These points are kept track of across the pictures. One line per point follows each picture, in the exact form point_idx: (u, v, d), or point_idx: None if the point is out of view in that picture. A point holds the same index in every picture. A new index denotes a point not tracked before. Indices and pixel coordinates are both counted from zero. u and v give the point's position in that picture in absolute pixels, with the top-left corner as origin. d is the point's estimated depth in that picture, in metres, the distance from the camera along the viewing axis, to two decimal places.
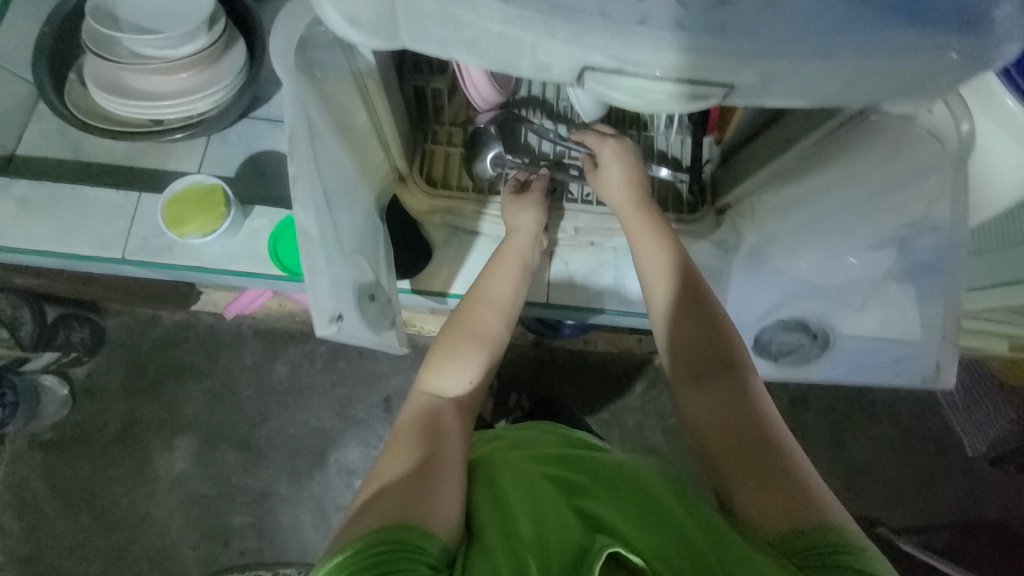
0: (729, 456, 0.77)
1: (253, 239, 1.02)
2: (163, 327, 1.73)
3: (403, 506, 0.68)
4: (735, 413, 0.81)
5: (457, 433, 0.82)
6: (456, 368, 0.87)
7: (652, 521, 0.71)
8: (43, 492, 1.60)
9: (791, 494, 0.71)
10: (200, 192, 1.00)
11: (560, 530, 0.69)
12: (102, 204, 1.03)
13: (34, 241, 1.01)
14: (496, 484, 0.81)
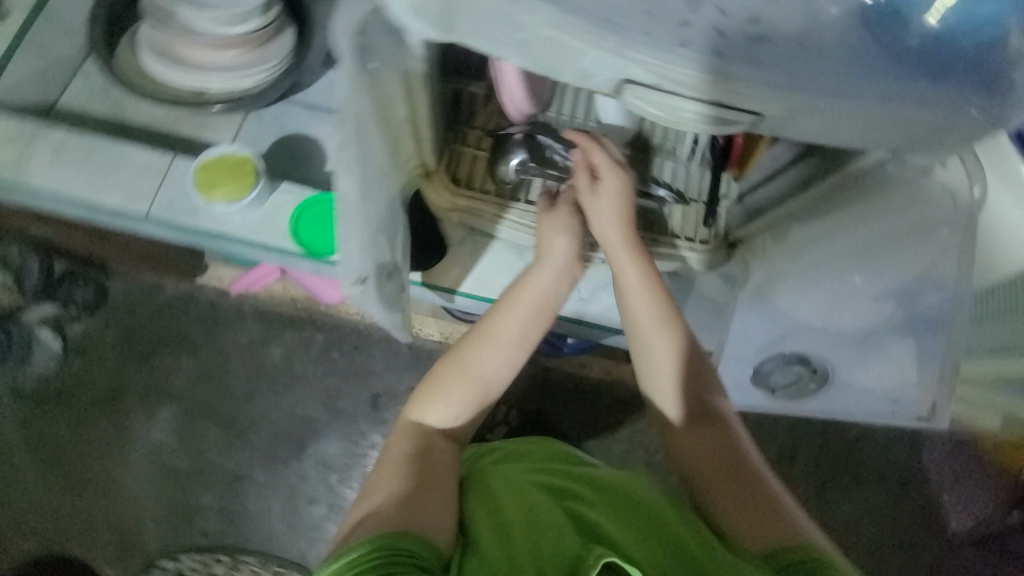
0: (719, 484, 0.89)
1: (277, 214, 1.03)
2: (164, 295, 1.72)
3: (400, 519, 0.78)
4: (709, 441, 0.94)
5: (444, 458, 0.92)
6: (435, 404, 0.96)
7: (634, 540, 0.79)
8: (18, 445, 1.58)
9: (759, 507, 0.85)
10: (231, 164, 1.02)
11: (551, 542, 0.76)
12: (137, 160, 1.05)
13: (63, 188, 1.02)
14: (490, 496, 0.88)
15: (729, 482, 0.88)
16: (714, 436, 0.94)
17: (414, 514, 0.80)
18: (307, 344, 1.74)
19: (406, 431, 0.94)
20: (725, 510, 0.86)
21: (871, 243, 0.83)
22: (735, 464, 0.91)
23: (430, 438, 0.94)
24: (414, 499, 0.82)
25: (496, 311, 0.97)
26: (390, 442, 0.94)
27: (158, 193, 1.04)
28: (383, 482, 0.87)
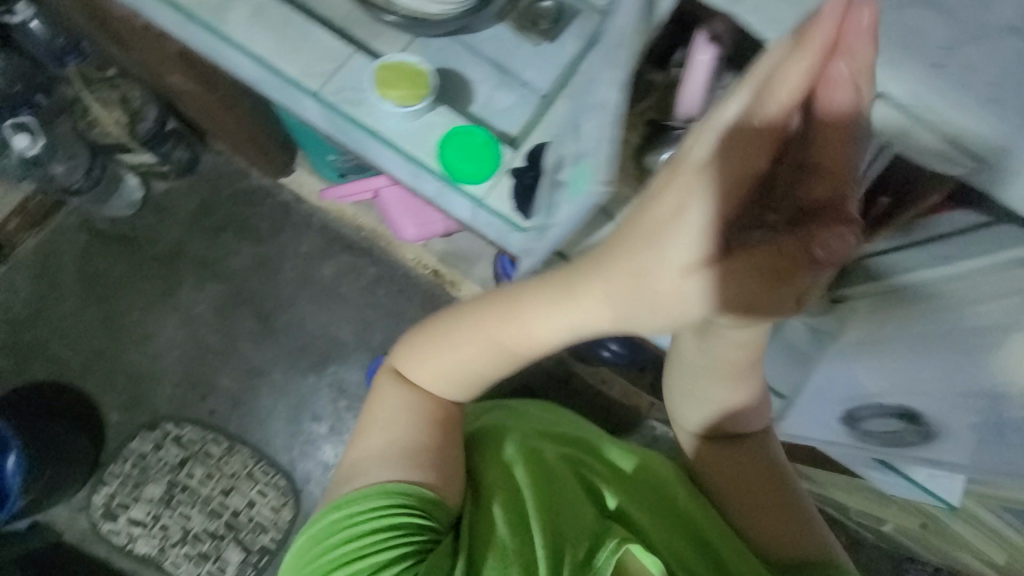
0: (729, 487, 0.88)
1: (425, 139, 0.87)
2: (247, 182, 1.78)
3: (403, 473, 0.81)
4: (740, 464, 0.88)
5: (429, 433, 0.84)
6: (427, 371, 0.84)
7: (657, 526, 0.87)
8: (71, 272, 1.64)
9: (794, 529, 0.83)
10: (402, 70, 0.87)
11: (574, 514, 0.86)
12: (331, 48, 0.87)
13: (260, 57, 0.86)
14: (500, 463, 0.92)
15: (761, 503, 0.85)
16: (750, 455, 0.87)
17: (434, 480, 0.82)
18: (360, 271, 1.77)
19: (400, 392, 0.86)
20: (759, 528, 0.84)
21: (924, 336, 0.72)
22: (769, 481, 0.86)
23: (439, 405, 0.86)
24: (429, 458, 0.83)
25: (514, 290, 0.72)
26: (381, 401, 0.86)
27: (331, 83, 0.86)
28: (371, 433, 0.85)
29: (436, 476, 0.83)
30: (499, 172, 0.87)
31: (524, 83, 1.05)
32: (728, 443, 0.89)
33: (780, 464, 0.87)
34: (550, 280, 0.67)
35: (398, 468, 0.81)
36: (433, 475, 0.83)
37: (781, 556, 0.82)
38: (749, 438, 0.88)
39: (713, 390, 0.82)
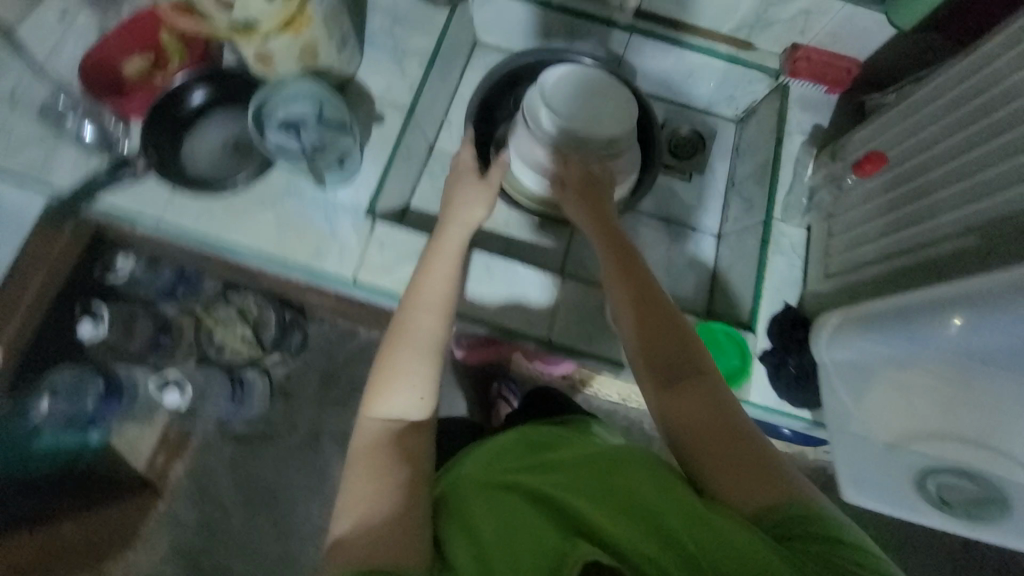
0: (708, 452, 0.56)
1: None
2: (359, 341, 1.60)
3: (362, 558, 0.49)
4: (696, 407, 0.59)
5: (383, 502, 0.53)
6: (396, 384, 0.60)
7: (620, 518, 0.49)
8: (227, 486, 1.50)
9: (756, 472, 0.55)
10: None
11: (538, 528, 0.49)
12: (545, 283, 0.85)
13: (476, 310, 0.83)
14: (465, 510, 0.55)
15: (733, 451, 0.56)
16: (697, 396, 0.59)
17: (376, 521, 0.52)
18: None
19: (404, 399, 0.60)
20: (722, 482, 0.55)
21: None
22: (728, 428, 0.57)
23: (392, 411, 0.60)
24: (366, 486, 0.54)
25: (415, 300, 0.65)
26: (362, 429, 0.59)
27: (556, 318, 0.84)
28: (360, 490, 0.54)
29: (389, 540, 0.50)
30: (754, 363, 0.81)
31: (695, 226, 1.02)
32: (660, 391, 0.61)
33: (727, 394, 0.60)
34: (424, 304, 0.66)
35: (356, 505, 0.53)
36: (386, 534, 0.51)
37: (747, 507, 0.53)
38: (689, 377, 0.61)
39: (633, 335, 0.65)
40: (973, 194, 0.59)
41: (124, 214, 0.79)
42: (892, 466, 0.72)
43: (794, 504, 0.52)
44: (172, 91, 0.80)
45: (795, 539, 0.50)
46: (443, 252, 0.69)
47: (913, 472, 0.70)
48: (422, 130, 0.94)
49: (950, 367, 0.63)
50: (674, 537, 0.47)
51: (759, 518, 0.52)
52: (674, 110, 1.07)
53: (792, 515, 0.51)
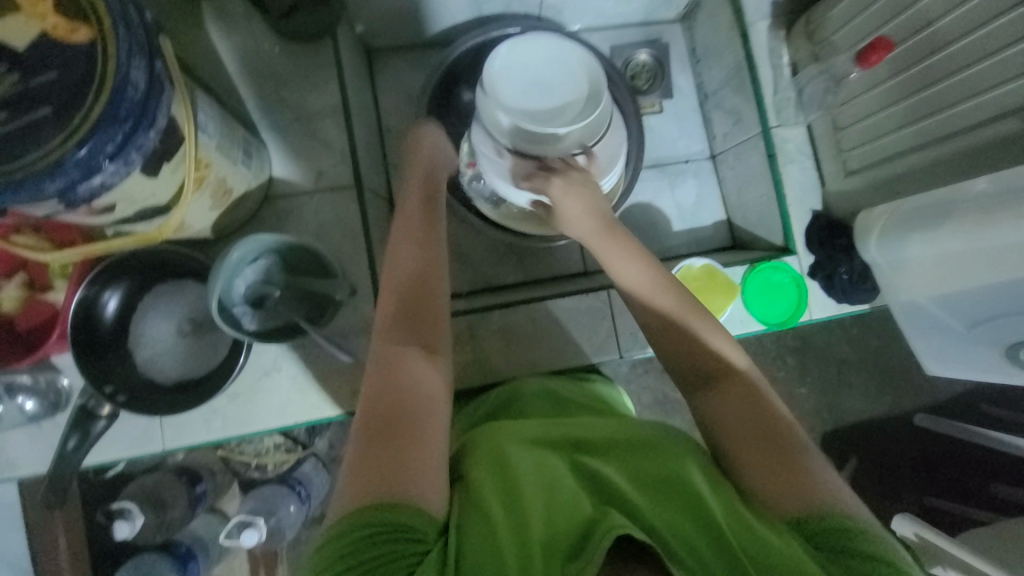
0: (748, 445, 0.53)
1: (739, 315, 0.79)
2: None
3: (380, 469, 0.46)
4: (737, 407, 0.55)
5: (410, 388, 0.51)
6: (404, 273, 0.58)
7: (655, 504, 0.47)
8: None
9: (791, 472, 0.50)
10: (702, 276, 0.79)
11: (576, 497, 0.47)
12: (590, 306, 0.77)
13: (537, 366, 0.76)
14: (500, 447, 0.52)
15: (768, 453, 0.52)
16: (734, 399, 0.55)
17: (397, 468, 0.46)
18: None
19: (433, 369, 0.54)
20: (753, 476, 0.51)
21: None
22: (762, 431, 0.53)
23: (417, 377, 0.52)
24: (382, 456, 0.46)
25: (411, 303, 0.57)
26: (380, 371, 0.52)
27: (616, 333, 0.78)
28: (380, 377, 0.51)
29: (409, 470, 0.46)
30: (807, 283, 0.80)
31: (686, 157, 0.97)
32: (692, 390, 0.58)
33: (768, 395, 0.56)
34: (419, 325, 0.56)
35: (360, 464, 0.47)
36: (393, 462, 0.46)
37: (781, 507, 0.49)
38: (719, 377, 0.57)
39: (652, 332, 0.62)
40: (1001, 72, 0.57)
41: (126, 461, 0.67)
42: (974, 346, 0.70)
43: (836, 516, 0.47)
44: (78, 312, 0.62)
45: (830, 548, 0.46)
46: (417, 273, 0.58)
47: (1001, 348, 0.67)
48: (376, 196, 0.80)
49: (994, 254, 0.59)
50: (705, 515, 0.46)
51: (794, 520, 0.48)
52: (618, 37, 0.95)
53: (827, 525, 0.46)
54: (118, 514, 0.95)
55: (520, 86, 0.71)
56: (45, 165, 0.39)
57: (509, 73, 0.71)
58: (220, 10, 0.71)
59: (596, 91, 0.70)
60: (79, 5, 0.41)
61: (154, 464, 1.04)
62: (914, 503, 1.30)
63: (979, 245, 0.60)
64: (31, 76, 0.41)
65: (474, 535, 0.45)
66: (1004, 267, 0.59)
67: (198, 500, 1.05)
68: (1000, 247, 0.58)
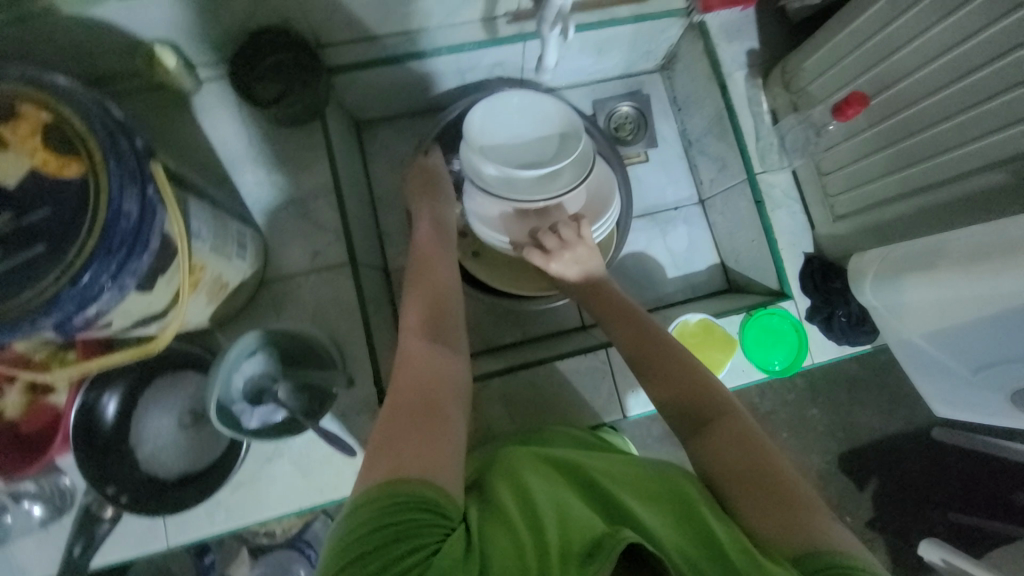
0: (749, 480, 0.50)
1: (739, 365, 0.79)
2: None
3: (405, 444, 0.45)
4: (729, 449, 0.53)
5: (434, 369, 0.53)
6: (425, 285, 0.63)
7: (668, 528, 0.45)
8: None
9: (791, 515, 0.47)
10: (699, 331, 0.79)
11: (588, 518, 0.44)
12: (589, 367, 0.77)
13: None
14: (519, 475, 0.50)
15: (771, 495, 0.49)
16: (731, 436, 0.54)
17: (421, 449, 0.45)
18: None
19: (454, 365, 0.55)
20: (753, 515, 0.49)
21: None
22: (761, 470, 0.51)
23: (440, 369, 0.53)
24: (419, 431, 0.46)
25: (433, 319, 0.59)
26: (405, 363, 0.53)
27: (617, 393, 0.77)
28: (407, 364, 0.53)
29: (434, 448, 0.45)
30: (806, 326, 0.80)
31: (675, 204, 0.98)
32: (690, 434, 0.57)
33: (764, 439, 0.54)
34: (439, 329, 0.58)
35: (383, 447, 0.45)
36: (422, 439, 0.46)
37: (787, 543, 0.45)
38: (721, 417, 0.56)
39: (658, 388, 0.61)
40: (977, 127, 0.58)
41: (130, 561, 0.66)
42: (980, 388, 0.70)
43: (842, 556, 0.43)
44: (78, 417, 0.63)
45: None
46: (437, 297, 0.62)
47: (1006, 393, 0.66)
48: (371, 268, 0.81)
49: (989, 302, 0.59)
50: (715, 545, 0.44)
51: (798, 560, 0.44)
52: (599, 93, 0.98)
53: (834, 562, 0.43)
54: None
55: (506, 139, 0.75)
56: (40, 303, 0.40)
57: (494, 130, 0.75)
58: (211, 102, 0.74)
59: (572, 131, 0.75)
60: (71, 142, 0.43)
61: None
62: (940, 520, 1.28)
63: (972, 295, 0.60)
64: (25, 215, 0.42)
65: (487, 545, 0.41)
66: (1000, 316, 0.59)
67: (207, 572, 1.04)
68: (993, 299, 0.58)
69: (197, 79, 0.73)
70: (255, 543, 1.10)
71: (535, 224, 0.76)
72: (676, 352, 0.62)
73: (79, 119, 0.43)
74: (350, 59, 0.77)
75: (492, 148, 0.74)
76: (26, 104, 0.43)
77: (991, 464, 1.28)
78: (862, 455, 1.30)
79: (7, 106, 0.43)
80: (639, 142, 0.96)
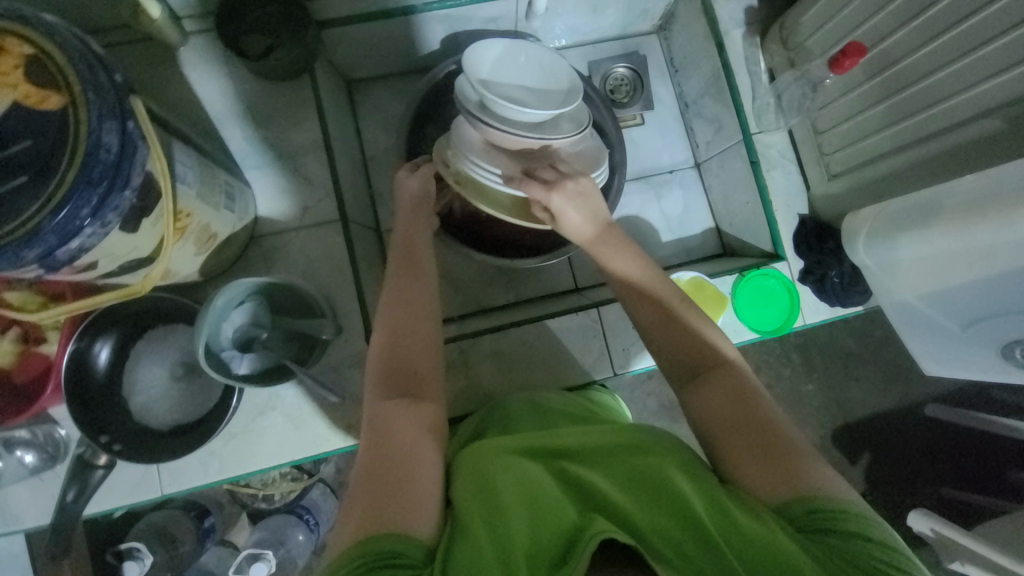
0: (741, 436, 0.51)
1: (730, 324, 0.79)
2: None
3: (372, 504, 0.45)
4: (722, 399, 0.53)
5: (402, 421, 0.51)
6: (394, 314, 0.59)
7: (641, 507, 0.46)
8: None
9: (778, 464, 0.48)
10: (691, 290, 0.79)
11: (558, 509, 0.46)
12: (580, 324, 0.77)
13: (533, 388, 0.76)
14: (489, 471, 0.51)
15: (762, 448, 0.50)
16: (725, 388, 0.54)
17: (389, 506, 0.45)
18: None
19: (423, 410, 0.53)
20: (741, 468, 0.50)
21: None
22: (750, 419, 0.52)
23: (400, 420, 0.51)
24: (388, 479, 0.47)
25: (394, 361, 0.55)
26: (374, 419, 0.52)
27: (608, 350, 0.78)
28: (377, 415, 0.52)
29: (400, 505, 0.45)
30: (798, 287, 0.80)
31: (670, 167, 0.97)
32: (686, 385, 0.57)
33: (756, 391, 0.54)
34: (404, 376, 0.55)
35: (355, 505, 0.46)
36: (389, 499, 0.45)
37: (772, 495, 0.47)
38: (712, 369, 0.56)
39: (657, 343, 0.60)
40: (974, 74, 0.57)
41: (128, 507, 0.67)
42: (970, 344, 0.70)
43: (822, 499, 0.45)
44: (71, 365, 0.63)
45: (823, 530, 0.44)
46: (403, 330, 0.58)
47: (996, 347, 0.67)
48: (363, 227, 0.80)
49: (979, 254, 0.59)
50: (692, 516, 0.44)
51: (782, 509, 0.46)
52: (595, 53, 0.96)
53: (816, 508, 0.45)
54: (128, 554, 0.96)
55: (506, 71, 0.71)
56: (22, 234, 0.40)
57: (496, 64, 0.71)
58: (199, 56, 0.73)
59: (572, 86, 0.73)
60: (51, 74, 0.42)
61: (161, 501, 1.04)
62: (930, 494, 1.28)
63: (965, 247, 0.59)
64: (4, 146, 0.41)
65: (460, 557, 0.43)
66: (992, 268, 0.58)
67: (207, 533, 1.06)
68: (985, 250, 0.58)
69: (183, 31, 0.71)
70: (254, 507, 1.12)
71: (528, 160, 0.68)
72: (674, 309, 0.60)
73: (56, 49, 0.42)
74: (339, 14, 0.76)
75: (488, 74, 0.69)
76: (6, 36, 0.41)
77: (982, 437, 1.29)
78: (855, 428, 1.31)
79: None
80: (634, 104, 0.94)
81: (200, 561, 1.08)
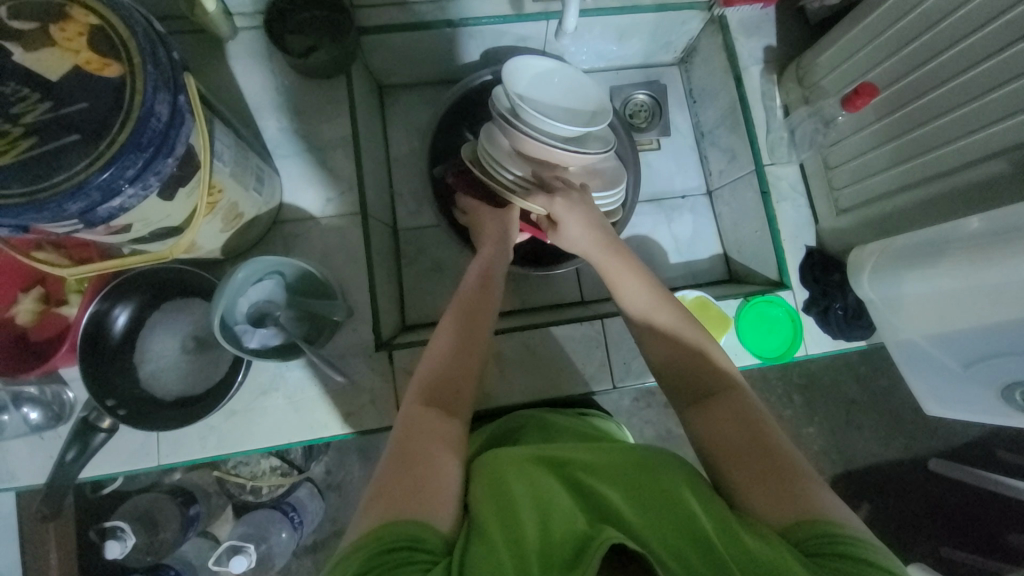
0: (748, 464, 0.51)
1: (732, 346, 0.80)
2: None
3: (394, 492, 0.45)
4: (730, 424, 0.54)
5: (433, 432, 0.50)
6: (445, 329, 0.60)
7: (649, 517, 0.45)
8: None
9: (784, 487, 0.48)
10: (694, 308, 0.80)
11: (568, 514, 0.46)
12: (583, 334, 0.78)
13: (532, 392, 0.77)
14: (504, 470, 0.51)
15: (767, 473, 0.49)
16: (731, 411, 0.55)
17: (412, 492, 0.45)
18: None
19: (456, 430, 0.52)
20: (746, 491, 0.50)
21: None
22: (755, 440, 0.52)
23: (433, 428, 0.51)
24: (399, 482, 0.46)
25: (441, 373, 0.56)
26: (407, 428, 0.51)
27: (610, 362, 0.78)
28: (413, 419, 0.51)
29: (418, 499, 0.44)
30: (802, 317, 0.81)
31: (682, 193, 0.99)
32: (694, 406, 0.57)
33: (764, 417, 0.54)
34: (448, 393, 0.55)
35: (380, 492, 0.46)
36: (417, 492, 0.45)
37: (775, 519, 0.47)
38: (716, 394, 0.57)
39: (661, 361, 0.61)
40: (981, 118, 0.60)
41: (125, 473, 0.68)
42: (970, 385, 0.71)
43: (829, 522, 0.45)
44: (89, 326, 0.64)
45: (829, 556, 0.43)
46: (465, 329, 0.60)
47: (996, 389, 0.67)
48: (381, 223, 0.83)
49: (982, 291, 0.60)
50: (700, 534, 0.44)
51: (786, 531, 0.46)
52: (618, 78, 1.01)
53: (823, 533, 0.44)
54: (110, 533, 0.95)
55: (542, 86, 0.76)
56: (68, 187, 0.43)
57: (531, 81, 0.76)
58: (245, 51, 0.78)
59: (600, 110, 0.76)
60: (114, 44, 0.45)
61: (151, 482, 1.04)
62: (930, 553, 1.25)
63: (965, 282, 0.60)
64: (62, 106, 0.44)
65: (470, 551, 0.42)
66: (996, 307, 0.59)
67: (191, 521, 1.05)
68: (992, 289, 0.58)
69: (233, 26, 0.76)
70: (240, 499, 1.11)
71: (539, 169, 0.72)
72: (678, 341, 0.60)
73: (122, 23, 0.45)
74: (380, 22, 0.81)
75: (522, 85, 0.74)
76: (77, 7, 0.45)
77: (983, 495, 1.27)
78: (855, 478, 1.28)
79: (59, 8, 0.45)
80: (653, 128, 0.98)
81: (179, 550, 1.07)
